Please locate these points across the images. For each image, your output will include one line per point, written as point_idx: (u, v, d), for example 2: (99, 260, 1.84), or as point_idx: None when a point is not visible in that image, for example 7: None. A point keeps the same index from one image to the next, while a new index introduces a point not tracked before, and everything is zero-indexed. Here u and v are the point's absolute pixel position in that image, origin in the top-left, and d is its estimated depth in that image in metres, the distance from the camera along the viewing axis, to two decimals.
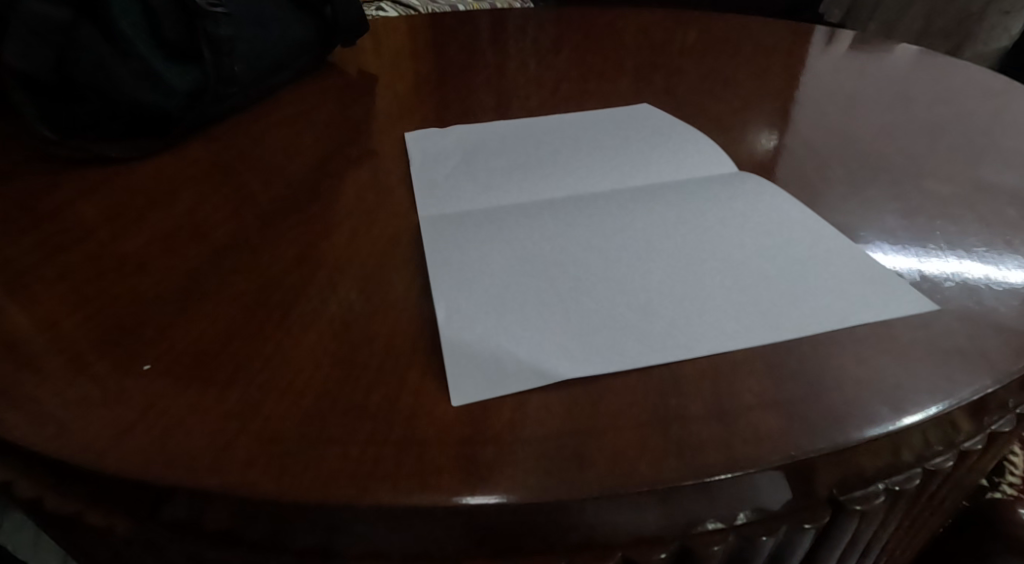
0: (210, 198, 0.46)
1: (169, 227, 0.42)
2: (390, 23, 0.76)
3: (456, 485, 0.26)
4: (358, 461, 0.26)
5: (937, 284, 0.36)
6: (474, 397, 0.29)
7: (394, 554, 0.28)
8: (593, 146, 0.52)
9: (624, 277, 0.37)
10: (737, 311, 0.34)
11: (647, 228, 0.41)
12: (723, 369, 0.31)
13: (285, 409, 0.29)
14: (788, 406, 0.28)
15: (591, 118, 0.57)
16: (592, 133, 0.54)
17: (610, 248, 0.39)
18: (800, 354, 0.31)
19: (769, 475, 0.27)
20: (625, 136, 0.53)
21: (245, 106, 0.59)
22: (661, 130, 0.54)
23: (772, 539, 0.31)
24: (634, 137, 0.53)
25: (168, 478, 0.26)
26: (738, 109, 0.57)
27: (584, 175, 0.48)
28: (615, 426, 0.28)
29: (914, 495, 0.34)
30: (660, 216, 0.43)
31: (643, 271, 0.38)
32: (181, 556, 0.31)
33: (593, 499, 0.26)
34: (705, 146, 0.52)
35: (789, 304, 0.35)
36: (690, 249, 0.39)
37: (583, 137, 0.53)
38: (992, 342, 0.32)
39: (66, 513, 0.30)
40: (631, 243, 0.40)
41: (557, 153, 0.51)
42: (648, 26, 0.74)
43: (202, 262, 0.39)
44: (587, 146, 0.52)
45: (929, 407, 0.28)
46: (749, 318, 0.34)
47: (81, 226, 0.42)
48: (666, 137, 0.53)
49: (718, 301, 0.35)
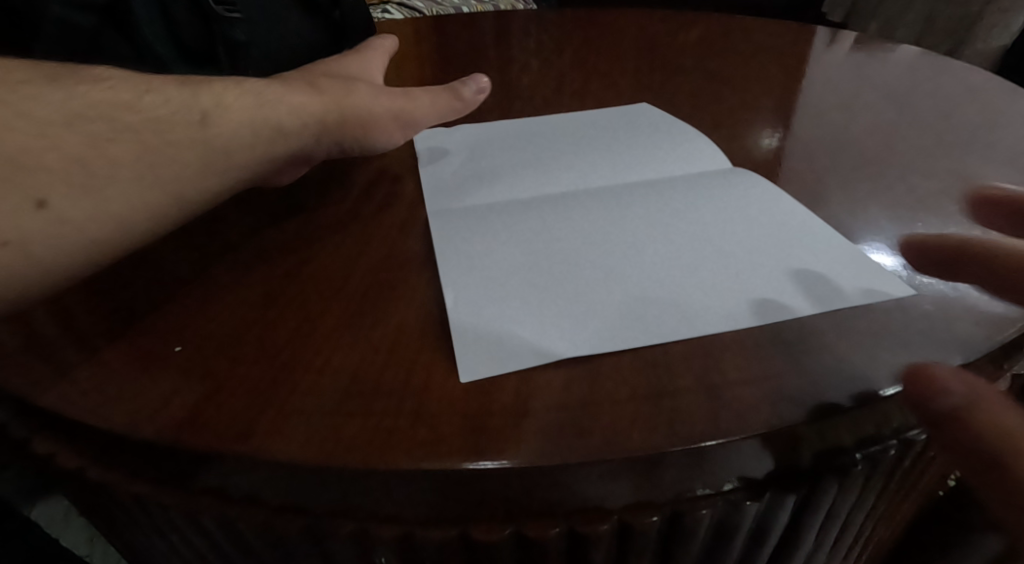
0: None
1: None
2: (397, 26, 0.79)
3: (464, 452, 0.28)
4: (376, 431, 0.29)
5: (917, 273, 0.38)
6: (479, 374, 0.32)
7: (408, 516, 0.31)
8: (594, 144, 0.54)
9: (621, 265, 0.39)
10: (728, 295, 0.37)
11: (644, 221, 0.43)
12: (712, 348, 0.33)
13: (306, 386, 0.31)
14: (771, 381, 0.31)
15: (593, 117, 0.59)
16: (594, 131, 0.56)
17: (608, 238, 0.42)
18: (786, 336, 0.33)
19: (754, 443, 0.29)
20: (626, 133, 0.55)
21: None
22: (657, 128, 0.56)
23: (757, 505, 0.33)
24: (628, 134, 0.55)
25: (201, 446, 0.29)
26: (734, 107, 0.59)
27: (585, 171, 0.50)
28: (612, 399, 0.30)
29: (892, 467, 0.36)
30: (653, 209, 0.45)
31: (639, 260, 0.40)
32: (210, 522, 0.33)
33: (591, 463, 0.28)
34: (691, 141, 0.54)
35: (753, 292, 0.37)
36: (686, 239, 0.41)
37: (584, 135, 0.56)
38: (966, 324, 0.34)
39: (107, 482, 0.33)
40: (629, 234, 0.42)
41: (559, 150, 0.53)
42: (650, 28, 0.76)
43: (222, 250, 0.41)
44: (588, 144, 0.54)
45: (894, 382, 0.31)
46: (739, 302, 0.36)
47: None
48: (662, 134, 0.55)
49: (710, 286, 0.37)
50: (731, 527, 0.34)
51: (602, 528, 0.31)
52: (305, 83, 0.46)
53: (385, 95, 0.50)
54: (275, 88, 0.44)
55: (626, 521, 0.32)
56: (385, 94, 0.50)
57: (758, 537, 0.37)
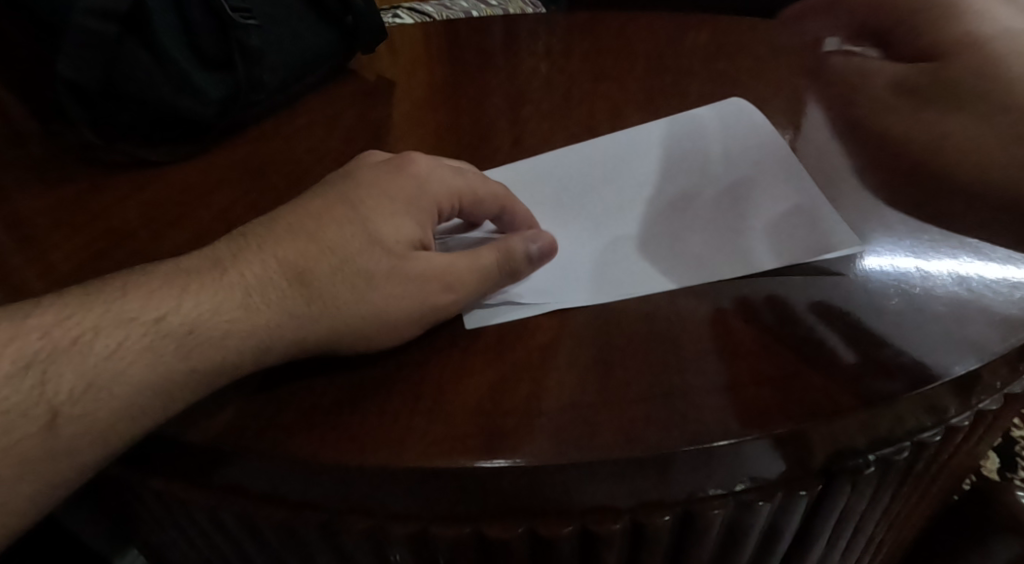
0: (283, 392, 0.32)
1: (197, 235, 0.46)
2: (405, 28, 0.77)
3: (478, 450, 0.28)
4: (391, 429, 0.29)
5: (933, 286, 0.36)
6: (487, 320, 0.35)
7: (420, 513, 0.31)
8: (661, 249, 0.40)
9: (624, 231, 0.43)
10: (718, 255, 0.39)
11: (653, 201, 0.45)
12: (661, 304, 0.36)
13: (322, 385, 0.32)
14: (722, 324, 0.34)
15: (713, 244, 0.40)
16: (664, 265, 0.39)
17: (620, 215, 0.44)
18: (714, 294, 0.36)
19: (763, 443, 0.29)
20: (726, 210, 0.43)
21: (287, 99, 0.62)
22: (765, 141, 0.49)
23: (770, 505, 0.33)
24: (747, 233, 0.40)
25: (225, 444, 0.30)
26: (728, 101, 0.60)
27: (637, 168, 0.48)
28: (623, 401, 0.30)
29: (905, 468, 0.36)
30: (661, 186, 0.46)
31: (639, 227, 0.43)
32: (231, 517, 0.34)
33: (603, 462, 0.28)
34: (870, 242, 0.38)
35: (705, 247, 0.40)
36: (685, 205, 0.44)
37: (659, 251, 0.40)
38: (977, 327, 0.33)
39: (130, 475, 0.34)
40: (636, 211, 0.44)
41: (605, 213, 0.44)
42: (659, 27, 0.73)
43: (263, 395, 0.31)
44: (656, 234, 0.42)
45: (974, 283, 0.36)
46: (719, 261, 0.39)
47: (121, 236, 0.47)
48: (771, 154, 0.47)
49: (701, 252, 0.40)
50: (743, 526, 0.34)
51: (614, 527, 0.32)
52: (410, 243, 0.34)
53: (446, 269, 0.34)
54: (390, 236, 0.34)
55: (638, 520, 0.32)
56: (452, 263, 0.34)
57: (770, 536, 0.37)
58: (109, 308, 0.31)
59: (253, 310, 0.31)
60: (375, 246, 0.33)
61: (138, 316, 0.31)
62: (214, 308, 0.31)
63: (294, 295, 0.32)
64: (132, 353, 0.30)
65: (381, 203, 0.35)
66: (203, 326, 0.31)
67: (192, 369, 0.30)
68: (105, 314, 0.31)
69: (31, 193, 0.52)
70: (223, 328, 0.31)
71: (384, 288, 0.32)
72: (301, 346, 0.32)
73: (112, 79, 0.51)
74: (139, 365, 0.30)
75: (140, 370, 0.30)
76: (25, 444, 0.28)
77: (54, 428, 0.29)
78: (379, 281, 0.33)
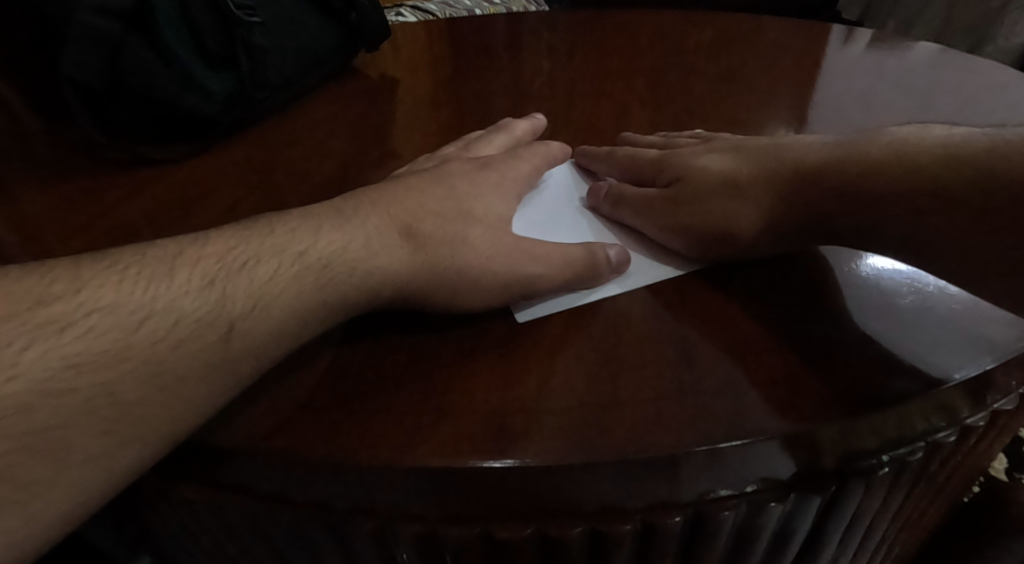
0: (289, 391, 0.31)
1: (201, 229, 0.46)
2: (408, 27, 0.76)
3: (484, 448, 0.28)
4: (398, 429, 0.29)
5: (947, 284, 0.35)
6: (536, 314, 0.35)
7: (426, 513, 0.31)
8: None
9: None
10: None
11: None
12: (668, 303, 0.36)
13: (329, 383, 0.32)
14: (732, 324, 0.34)
15: None
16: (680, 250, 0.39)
17: None
18: (722, 293, 0.36)
19: (773, 444, 0.29)
20: None
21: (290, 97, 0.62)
22: None
23: (783, 506, 0.33)
24: None
25: (229, 442, 0.30)
26: (733, 100, 0.59)
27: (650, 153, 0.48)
28: (632, 400, 0.30)
29: (918, 470, 0.36)
30: None
31: None
32: (237, 517, 0.34)
33: (611, 461, 0.28)
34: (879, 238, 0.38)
35: None
36: None
37: None
38: (991, 326, 0.33)
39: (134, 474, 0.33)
40: None
41: None
42: (663, 26, 0.72)
43: (344, 346, 0.33)
44: None
45: None
46: None
47: (130, 227, 0.47)
48: None
49: None
50: (755, 528, 0.34)
51: (624, 528, 0.31)
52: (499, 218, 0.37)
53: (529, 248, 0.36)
54: (478, 209, 0.37)
55: (648, 521, 0.32)
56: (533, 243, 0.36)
57: (781, 538, 0.36)
58: (264, 240, 0.32)
59: (370, 252, 0.33)
60: (468, 217, 0.36)
61: (288, 249, 0.32)
62: (344, 247, 0.32)
63: (405, 248, 0.34)
64: (285, 278, 0.31)
65: (469, 184, 0.38)
66: (337, 261, 0.32)
67: (325, 303, 0.31)
68: (262, 246, 0.32)
69: (34, 192, 0.51)
70: (354, 265, 0.32)
71: (480, 249, 0.35)
72: (403, 294, 0.34)
73: (114, 75, 0.51)
74: (292, 292, 0.30)
75: (292, 296, 0.31)
76: (201, 350, 0.28)
77: (227, 339, 0.29)
78: (476, 243, 0.35)
